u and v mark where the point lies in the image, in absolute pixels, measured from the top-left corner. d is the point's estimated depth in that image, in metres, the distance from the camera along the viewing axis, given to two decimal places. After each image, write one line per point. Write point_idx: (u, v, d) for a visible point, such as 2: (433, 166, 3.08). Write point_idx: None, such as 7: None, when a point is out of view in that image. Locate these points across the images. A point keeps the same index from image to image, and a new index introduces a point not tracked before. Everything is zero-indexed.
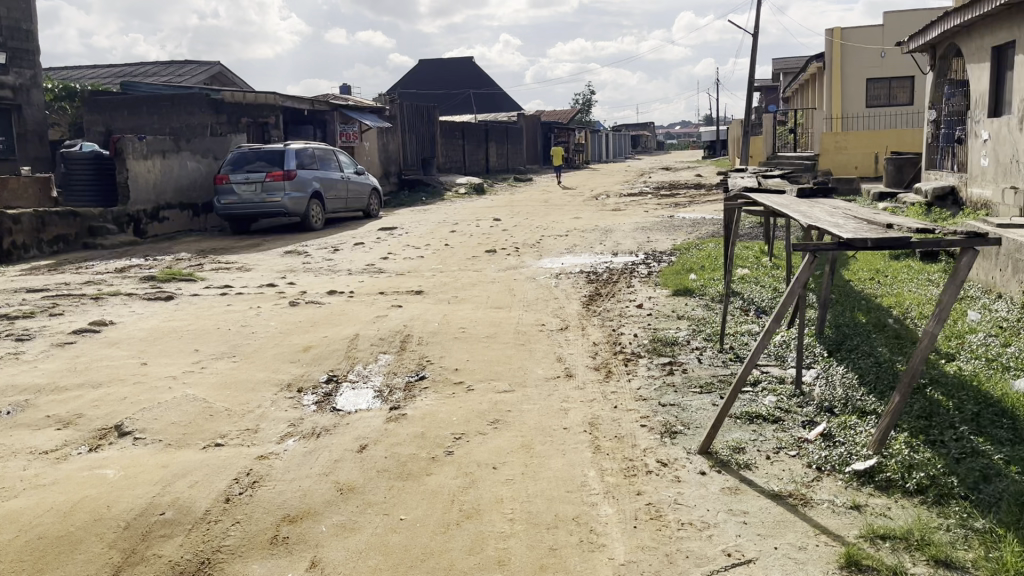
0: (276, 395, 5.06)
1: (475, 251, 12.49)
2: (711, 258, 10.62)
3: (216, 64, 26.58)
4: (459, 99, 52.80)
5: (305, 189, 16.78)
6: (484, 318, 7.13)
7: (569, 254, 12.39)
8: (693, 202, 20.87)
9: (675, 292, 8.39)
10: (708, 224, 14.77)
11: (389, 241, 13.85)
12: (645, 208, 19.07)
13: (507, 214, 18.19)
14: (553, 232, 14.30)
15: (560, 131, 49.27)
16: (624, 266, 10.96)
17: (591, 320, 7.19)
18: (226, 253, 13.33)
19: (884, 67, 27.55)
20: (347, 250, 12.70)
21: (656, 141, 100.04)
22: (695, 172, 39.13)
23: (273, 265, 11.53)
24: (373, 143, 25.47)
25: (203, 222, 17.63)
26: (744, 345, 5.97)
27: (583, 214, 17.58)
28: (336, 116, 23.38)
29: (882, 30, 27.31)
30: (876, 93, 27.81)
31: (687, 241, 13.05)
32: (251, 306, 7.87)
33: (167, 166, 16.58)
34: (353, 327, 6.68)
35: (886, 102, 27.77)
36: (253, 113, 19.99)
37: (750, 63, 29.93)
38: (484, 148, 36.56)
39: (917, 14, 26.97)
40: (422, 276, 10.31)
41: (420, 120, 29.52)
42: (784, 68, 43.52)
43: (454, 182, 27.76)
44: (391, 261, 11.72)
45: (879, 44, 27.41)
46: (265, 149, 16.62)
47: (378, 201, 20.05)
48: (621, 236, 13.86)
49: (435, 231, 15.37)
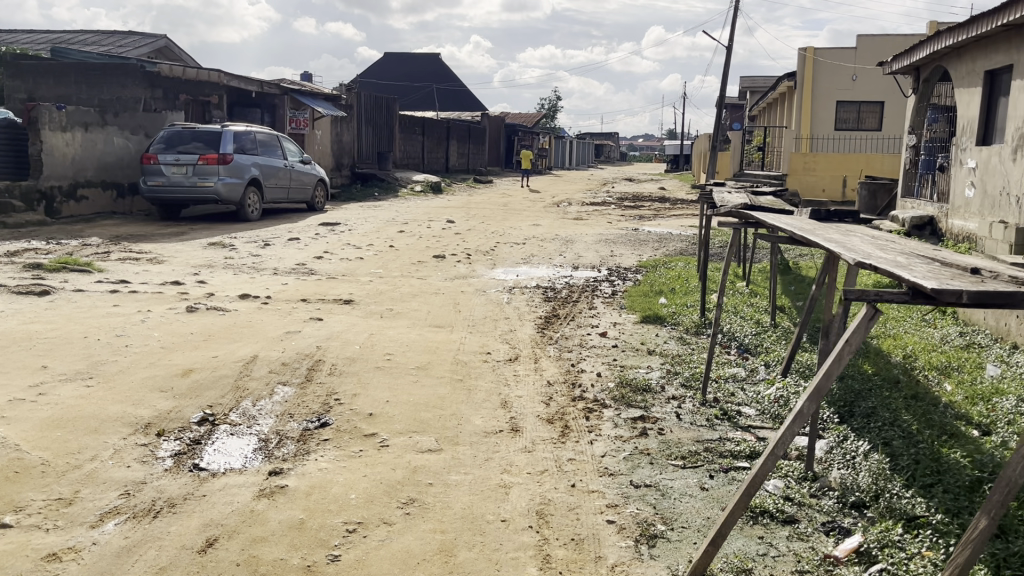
0: (123, 440, 3.81)
1: (421, 255, 11.29)
2: (682, 279, 9.60)
3: (161, 37, 24.93)
4: (422, 95, 51.40)
5: (242, 175, 15.40)
6: (417, 340, 5.95)
7: (524, 265, 11.25)
8: (659, 216, 19.91)
9: (644, 320, 7.31)
10: (676, 240, 13.80)
11: (328, 239, 12.58)
12: (608, 218, 18.06)
13: (462, 217, 16.99)
14: (510, 238, 13.16)
15: (524, 135, 48.18)
16: (585, 282, 9.89)
17: (545, 349, 6.05)
18: (142, 241, 11.95)
19: (855, 90, 26.99)
20: (279, 247, 11.42)
21: (620, 151, 99.75)
22: (659, 185, 38.32)
23: (190, 260, 10.21)
24: (326, 132, 24.09)
25: (129, 205, 16.15)
26: (731, 397, 4.87)
27: (543, 222, 16.46)
28: (286, 101, 21.98)
29: (855, 52, 26.72)
30: (847, 116, 27.22)
31: (654, 258, 12.02)
32: (140, 309, 6.58)
33: (89, 141, 15.12)
34: (255, 345, 5.45)
35: (856, 126, 27.22)
36: (193, 89, 18.58)
37: (721, 77, 29.18)
38: (444, 146, 35.32)
39: (893, 39, 26.44)
40: (356, 282, 9.08)
41: (378, 112, 28.18)
42: (754, 86, 42.91)
43: (411, 179, 26.48)
44: (325, 262, 10.48)
45: (851, 66, 26.82)
46: (200, 129, 15.17)
47: (325, 193, 18.71)
48: (582, 248, 12.76)
49: (381, 230, 14.11)
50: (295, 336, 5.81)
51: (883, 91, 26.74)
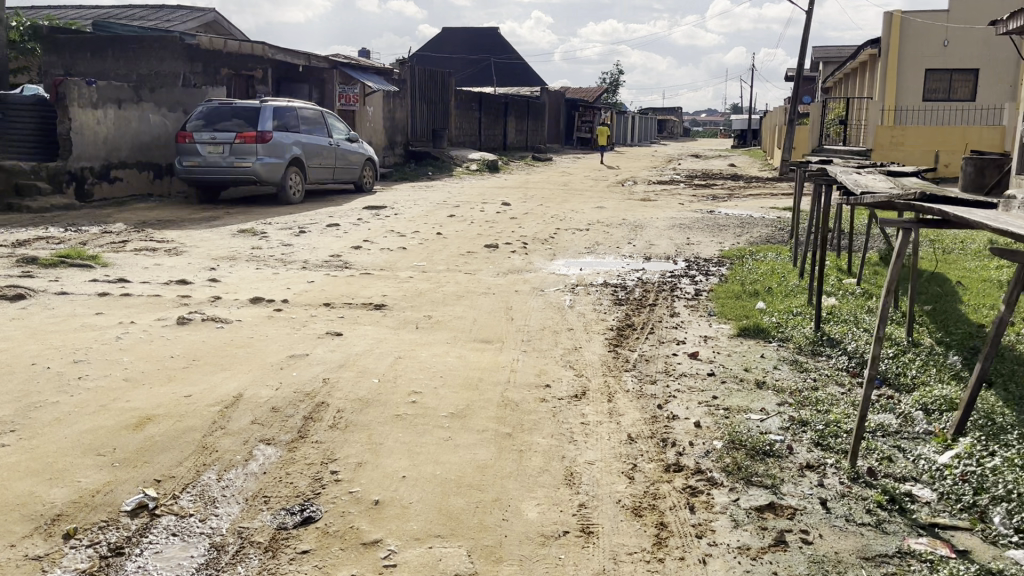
0: (7, 549, 2.60)
1: (472, 244, 9.98)
2: (778, 276, 8.10)
3: (210, 11, 24.06)
4: (479, 69, 50.03)
5: (283, 154, 14.29)
6: (458, 366, 4.61)
7: (589, 256, 9.86)
8: (733, 196, 18.25)
9: (739, 333, 5.87)
10: (761, 226, 12.21)
11: (372, 225, 11.40)
12: (679, 200, 16.51)
13: (518, 199, 15.64)
14: (572, 224, 11.76)
15: (585, 110, 46.45)
16: (662, 278, 8.45)
17: (621, 380, 4.69)
18: (168, 229, 10.94)
19: (947, 57, 24.59)
20: (315, 235, 10.26)
21: (683, 127, 96.89)
22: (728, 161, 36.32)
23: (212, 250, 9.09)
24: (378, 108, 22.93)
25: (168, 187, 15.21)
26: (890, 466, 3.47)
27: (607, 203, 15.00)
28: (335, 75, 20.87)
29: (947, 16, 24.31)
30: (938, 86, 24.86)
31: (739, 247, 10.51)
32: (125, 318, 5.43)
33: (122, 119, 14.19)
34: (246, 378, 4.18)
35: (948, 96, 24.85)
36: (236, 63, 17.59)
37: (800, 45, 27.01)
38: (502, 122, 33.94)
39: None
40: (393, 279, 7.81)
41: (434, 88, 26.90)
42: (831, 56, 40.30)
43: (466, 157, 25.18)
44: (363, 253, 9.24)
45: (943, 31, 24.42)
46: (238, 104, 14.10)
47: (374, 172, 17.53)
48: (654, 235, 11.30)
49: (431, 214, 12.87)
50: (301, 361, 4.51)
51: (980, 57, 24.35)
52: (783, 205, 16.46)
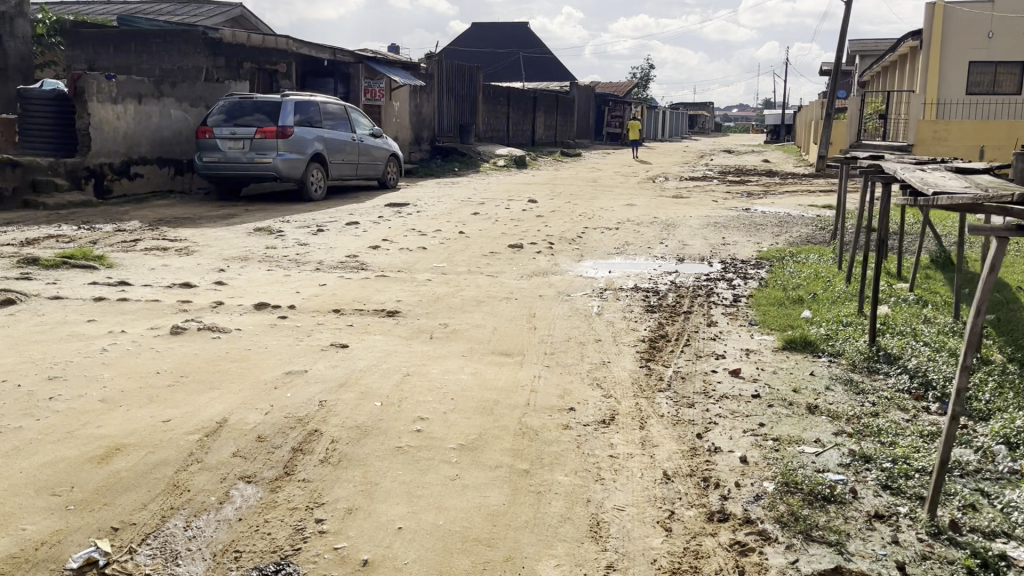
0: None
1: (495, 244, 9.52)
2: (822, 280, 7.52)
3: (236, 5, 23.84)
4: (508, 63, 49.57)
5: (305, 150, 13.92)
6: (473, 385, 4.13)
7: (619, 257, 9.34)
8: (769, 193, 17.60)
9: (784, 347, 5.34)
10: (799, 224, 11.61)
11: (393, 223, 10.98)
12: (713, 197, 15.91)
13: (546, 196, 15.17)
14: (601, 223, 11.24)
15: (615, 105, 45.77)
16: (696, 282, 7.91)
17: (655, 402, 4.19)
18: (182, 226, 10.60)
19: (991, 50, 23.72)
20: (333, 234, 9.85)
21: (714, 122, 95.60)
22: (762, 157, 35.55)
23: (225, 250, 8.71)
24: (405, 102, 22.53)
25: (188, 182, 14.91)
26: (974, 516, 2.95)
27: (637, 201, 14.48)
28: (361, 70, 20.48)
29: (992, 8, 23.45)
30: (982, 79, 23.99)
31: (778, 248, 9.93)
32: (117, 326, 5.03)
33: (142, 113, 13.91)
34: (236, 399, 3.73)
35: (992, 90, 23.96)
36: (263, 56, 17.21)
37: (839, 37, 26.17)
38: (531, 117, 33.42)
39: None
40: (409, 282, 7.37)
41: (461, 82, 26.46)
42: (869, 49, 39.25)
43: (494, 153, 24.73)
44: (381, 254, 8.80)
45: (987, 23, 23.55)
46: (259, 98, 13.76)
47: (398, 168, 17.12)
48: (687, 234, 10.76)
49: (454, 212, 12.42)
50: (300, 379, 4.07)
51: None
52: (822, 203, 15.81)
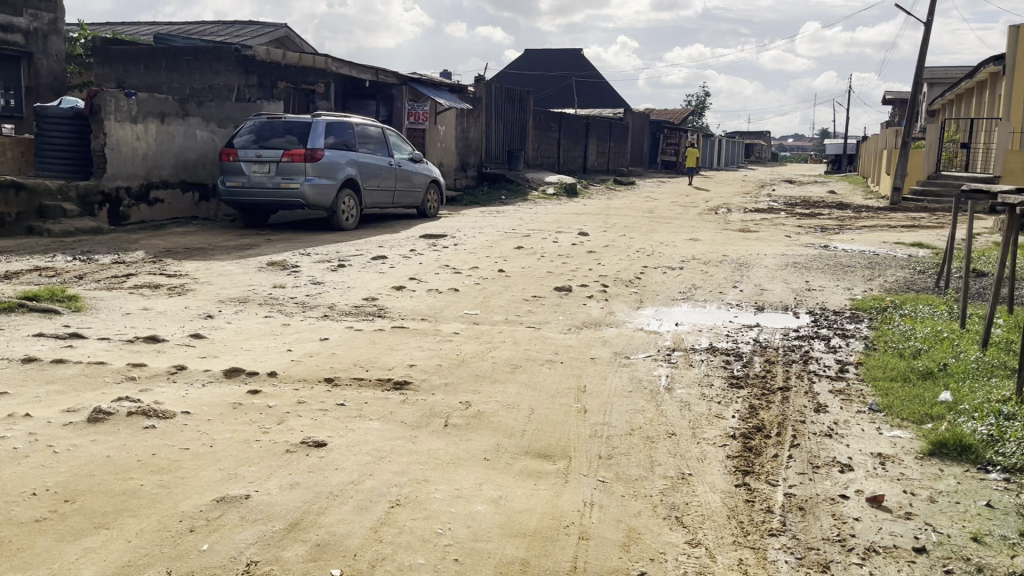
0: None
1: (540, 286, 8.18)
2: (948, 343, 5.98)
3: (281, 26, 23.12)
4: (560, 88, 48.53)
5: (337, 175, 12.73)
6: (487, 527, 2.77)
7: (685, 305, 7.90)
8: (844, 228, 16.04)
9: (932, 453, 3.87)
10: (893, 266, 10.05)
11: (426, 258, 9.71)
12: (785, 231, 14.41)
13: (598, 227, 13.83)
14: (663, 261, 9.82)
15: (670, 132, 44.27)
16: (786, 341, 6.41)
17: (770, 563, 2.78)
18: (191, 258, 9.47)
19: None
20: (354, 271, 8.60)
21: (769, 152, 93.43)
22: (827, 188, 33.70)
23: (226, 289, 7.50)
24: (451, 127, 21.39)
25: (213, 209, 13.87)
26: None
27: (701, 235, 13.06)
28: (405, 92, 19.35)
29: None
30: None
31: (875, 296, 8.38)
32: (30, 406, 3.78)
33: (165, 134, 12.94)
34: (120, 558, 2.43)
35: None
36: (299, 75, 16.20)
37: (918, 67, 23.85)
38: (583, 144, 32.15)
39: None
40: (431, 334, 6.04)
41: (511, 107, 25.29)
42: (942, 76, 37.20)
43: (543, 180, 23.45)
44: (404, 296, 7.51)
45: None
46: (288, 119, 12.68)
47: (439, 196, 15.90)
48: (763, 276, 9.30)
49: (497, 245, 11.14)
50: (232, 514, 2.75)
51: None
52: (908, 239, 14.17)
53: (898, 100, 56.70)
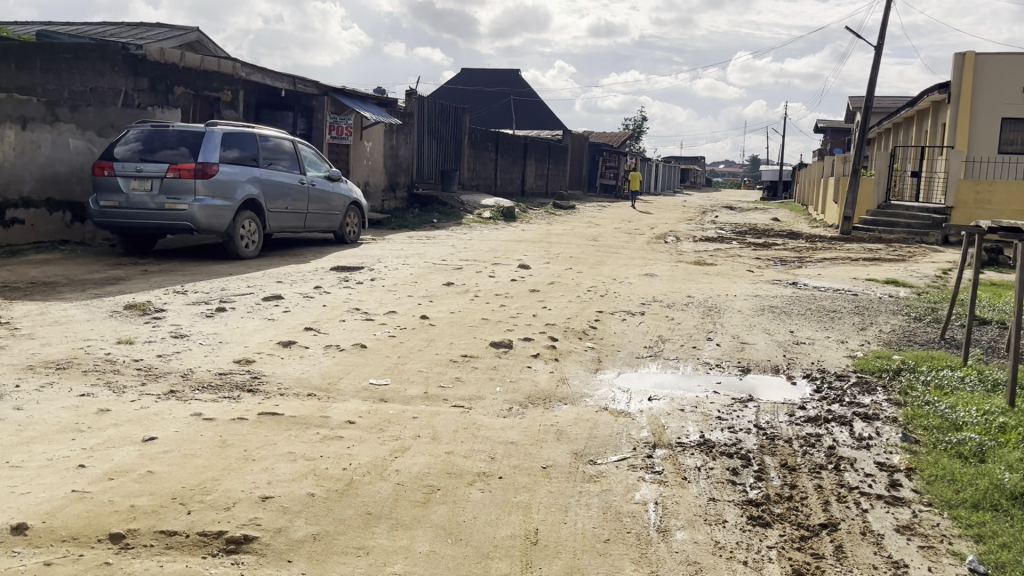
0: None
1: (472, 340, 6.45)
2: (1016, 436, 4.46)
3: (192, 30, 21.14)
4: (498, 106, 47.21)
5: (235, 195, 10.81)
6: None
7: (652, 367, 6.27)
8: (806, 261, 14.78)
9: None
10: (885, 312, 8.64)
11: (332, 300, 7.90)
12: (746, 265, 13.03)
13: (539, 259, 12.22)
14: (620, 304, 8.21)
15: (609, 155, 43.23)
16: (798, 428, 4.81)
17: None
18: (29, 296, 7.49)
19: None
20: (235, 320, 6.75)
21: (705, 176, 93.88)
22: (770, 215, 32.86)
23: (48, 348, 5.59)
24: (378, 143, 19.59)
25: (89, 232, 11.83)
26: None
27: (656, 268, 11.55)
28: (326, 103, 17.46)
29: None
30: (1015, 138, 24.43)
31: (879, 353, 6.90)
32: None
33: (26, 143, 10.90)
34: None
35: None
36: (201, 80, 14.23)
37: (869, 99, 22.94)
38: (521, 165, 30.70)
39: None
40: (313, 424, 4.27)
41: (446, 124, 23.65)
42: (881, 105, 37.00)
43: (479, 203, 21.81)
44: (291, 358, 5.71)
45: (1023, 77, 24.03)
46: (180, 127, 10.70)
47: (360, 220, 14.05)
48: (739, 325, 7.77)
49: (423, 280, 9.38)
50: None
51: None
52: (879, 275, 12.91)
53: (832, 128, 57.11)
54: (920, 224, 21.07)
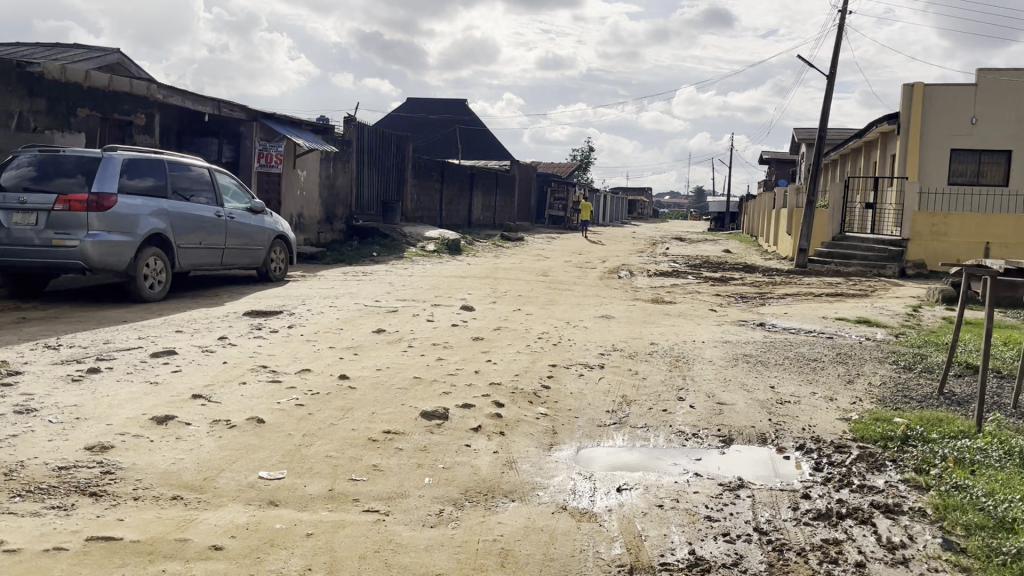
0: None
1: (399, 409, 5.29)
2: None
3: (113, 51, 19.83)
4: (444, 135, 46.30)
5: (138, 230, 9.49)
6: None
7: (617, 440, 5.18)
8: (767, 298, 13.97)
9: None
10: (868, 360, 7.73)
11: (237, 355, 6.66)
12: (708, 303, 12.13)
13: (484, 298, 11.12)
14: (576, 355, 7.14)
15: (558, 185, 42.58)
16: (809, 532, 3.76)
17: None
18: None
19: (975, 135, 24.00)
20: (104, 387, 5.47)
21: (652, 207, 94.27)
22: (721, 247, 32.37)
23: None
24: (313, 172, 18.36)
25: None
26: None
27: (612, 309, 10.53)
28: (255, 129, 16.19)
29: (970, 93, 23.92)
30: (964, 169, 24.27)
31: (877, 416, 5.92)
32: None
33: None
34: None
35: (975, 181, 24.23)
36: (110, 101, 12.94)
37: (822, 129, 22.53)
38: (468, 196, 29.73)
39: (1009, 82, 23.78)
40: (160, 557, 3.08)
41: (387, 152, 22.51)
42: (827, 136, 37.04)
43: (423, 235, 20.69)
44: (164, 441, 4.48)
45: (971, 108, 23.90)
46: (76, 152, 9.32)
47: (286, 255, 12.81)
48: (712, 379, 6.76)
49: (350, 326, 8.20)
50: None
51: (1005, 139, 23.91)
52: (847, 313, 12.10)
53: (776, 159, 57.52)
54: (876, 256, 20.61)
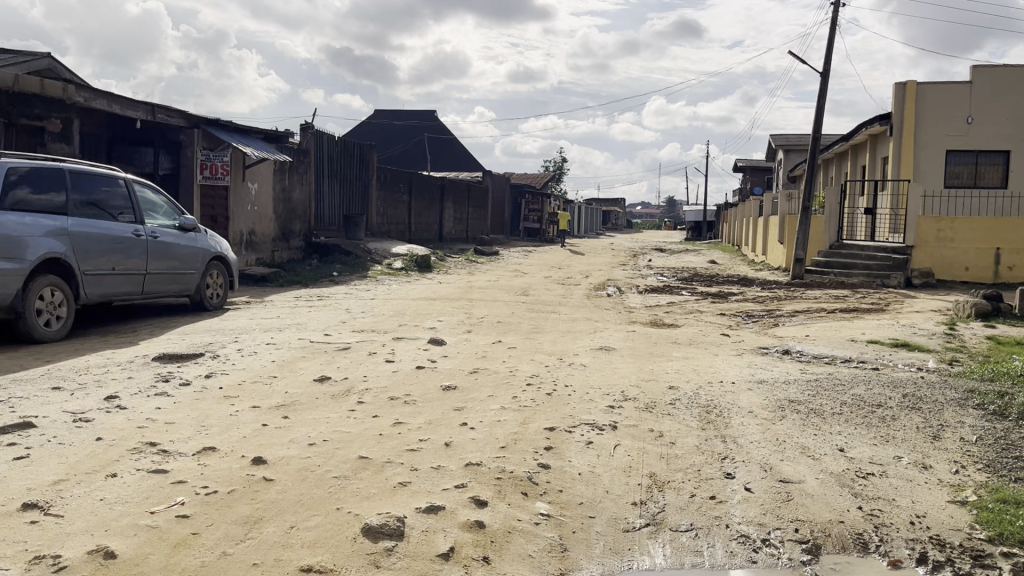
0: None
1: (332, 520, 3.55)
2: None
3: (43, 56, 17.96)
4: (412, 146, 44.54)
5: (26, 255, 7.64)
6: None
7: (654, 561, 3.47)
8: (778, 316, 12.34)
9: None
10: (946, 405, 6.07)
11: (119, 426, 4.87)
12: (716, 326, 10.48)
13: (457, 326, 9.37)
14: (578, 411, 5.42)
15: (533, 197, 40.97)
16: None
17: None
18: None
19: (973, 136, 22.70)
20: None
21: (626, 218, 92.98)
22: (706, 258, 30.88)
23: None
24: (266, 185, 16.52)
25: None
26: None
27: (611, 339, 8.82)
28: (197, 137, 14.35)
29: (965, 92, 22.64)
30: (961, 171, 22.96)
31: (1004, 495, 4.27)
32: None
33: None
34: None
35: (974, 183, 22.92)
36: (16, 103, 11.12)
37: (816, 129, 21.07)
38: (438, 209, 27.99)
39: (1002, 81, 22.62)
40: None
41: (349, 163, 20.71)
42: None
43: (389, 251, 18.91)
44: None
45: (966, 108, 22.61)
46: None
47: (226, 279, 11.01)
48: (761, 441, 5.06)
49: (286, 374, 6.41)
50: None
51: (1003, 139, 22.63)
52: (876, 334, 10.49)
53: (751, 167, 56.37)
54: (879, 265, 19.19)
